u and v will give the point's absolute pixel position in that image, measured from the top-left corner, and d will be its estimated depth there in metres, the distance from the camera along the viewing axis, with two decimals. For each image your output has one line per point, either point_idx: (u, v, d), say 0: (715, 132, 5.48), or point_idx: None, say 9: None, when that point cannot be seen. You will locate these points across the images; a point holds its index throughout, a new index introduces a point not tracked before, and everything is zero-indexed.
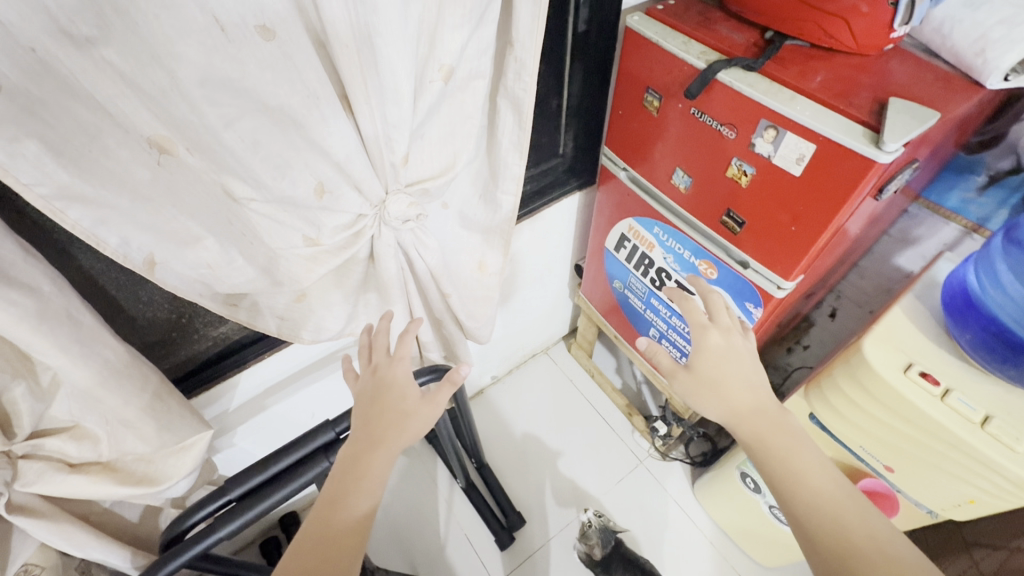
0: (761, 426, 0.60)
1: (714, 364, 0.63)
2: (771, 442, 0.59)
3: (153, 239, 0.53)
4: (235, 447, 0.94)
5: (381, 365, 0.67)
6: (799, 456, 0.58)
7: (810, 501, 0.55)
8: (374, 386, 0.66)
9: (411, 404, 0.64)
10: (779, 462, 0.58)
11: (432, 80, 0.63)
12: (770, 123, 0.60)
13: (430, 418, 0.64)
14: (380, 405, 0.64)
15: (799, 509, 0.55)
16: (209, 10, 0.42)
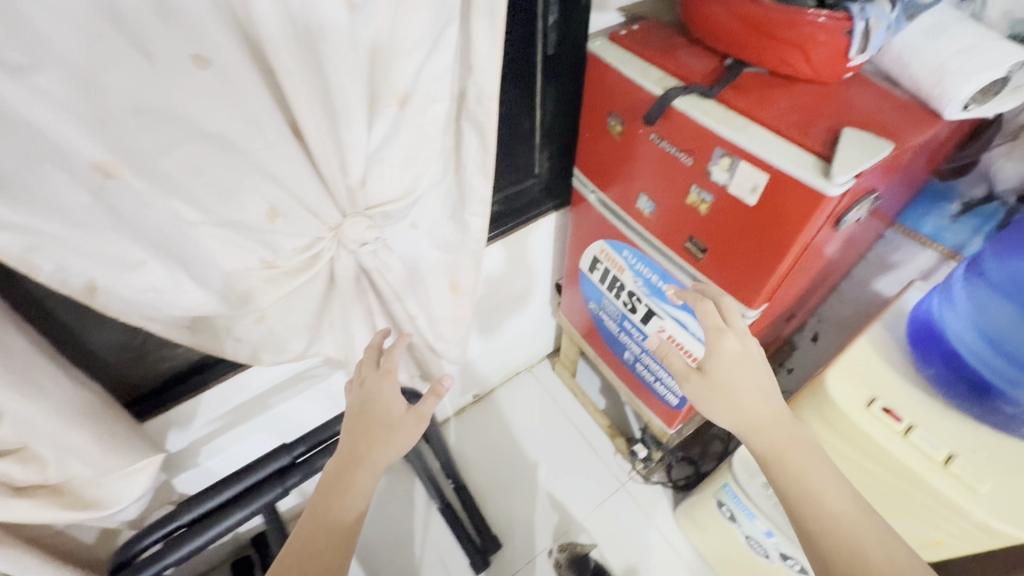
0: (772, 440, 0.58)
1: (726, 370, 0.60)
2: (783, 456, 0.57)
3: (93, 264, 0.53)
4: (200, 467, 0.93)
5: (370, 378, 0.69)
6: (814, 474, 0.56)
7: (825, 524, 0.53)
8: (363, 398, 0.68)
9: (399, 415, 0.66)
10: (792, 473, 0.56)
11: (385, 105, 0.63)
12: (725, 151, 0.59)
13: (416, 431, 0.66)
14: (366, 417, 0.66)
15: (815, 531, 0.54)
16: (135, 41, 0.42)
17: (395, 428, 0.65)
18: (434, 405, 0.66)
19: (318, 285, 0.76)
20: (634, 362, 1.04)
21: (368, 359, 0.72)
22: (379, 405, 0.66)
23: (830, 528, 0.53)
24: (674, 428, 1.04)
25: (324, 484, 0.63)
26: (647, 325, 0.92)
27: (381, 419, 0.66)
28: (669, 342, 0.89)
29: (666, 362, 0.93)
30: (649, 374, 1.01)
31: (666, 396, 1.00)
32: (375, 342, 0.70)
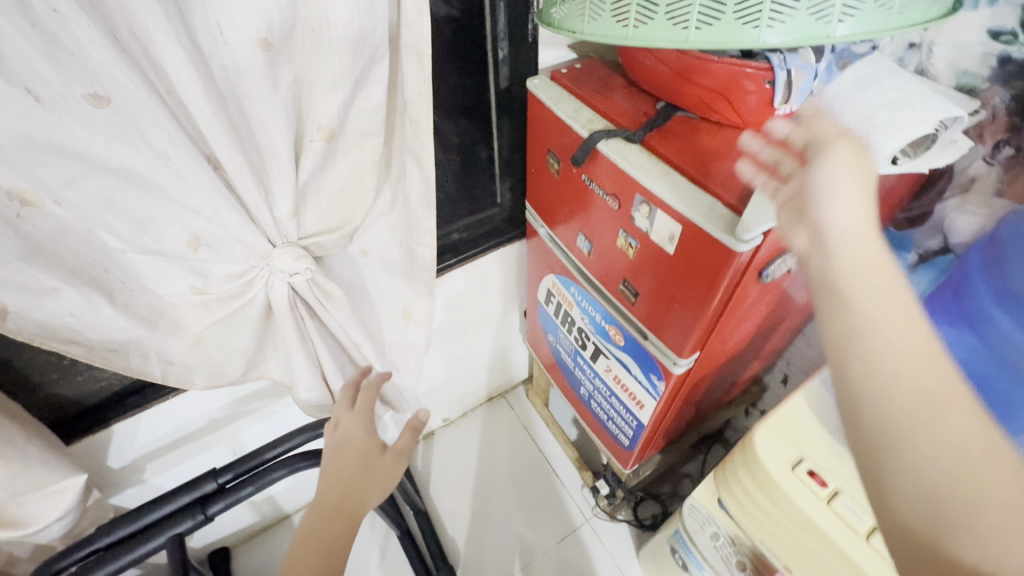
0: (893, 350, 0.33)
1: (850, 256, 0.37)
2: (890, 371, 0.32)
3: (3, 290, 0.55)
4: (149, 483, 0.93)
5: (346, 419, 0.70)
6: (943, 448, 0.29)
7: (935, 508, 0.29)
8: (339, 439, 0.68)
9: (380, 455, 0.67)
10: (894, 343, 0.33)
11: (312, 139, 0.63)
12: (644, 199, 0.58)
13: (397, 470, 0.68)
14: (346, 458, 0.66)
15: (903, 510, 0.30)
16: (22, 82, 0.44)
17: (376, 467, 0.66)
18: (414, 442, 0.69)
19: (255, 312, 0.75)
20: (589, 398, 1.02)
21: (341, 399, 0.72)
22: (358, 445, 0.67)
23: (937, 520, 0.29)
24: (628, 468, 1.01)
25: (301, 530, 0.61)
26: (596, 362, 0.90)
27: (361, 459, 0.67)
28: (616, 382, 0.87)
29: (615, 401, 0.91)
30: (603, 412, 0.99)
31: (618, 435, 0.98)
32: (354, 381, 0.69)
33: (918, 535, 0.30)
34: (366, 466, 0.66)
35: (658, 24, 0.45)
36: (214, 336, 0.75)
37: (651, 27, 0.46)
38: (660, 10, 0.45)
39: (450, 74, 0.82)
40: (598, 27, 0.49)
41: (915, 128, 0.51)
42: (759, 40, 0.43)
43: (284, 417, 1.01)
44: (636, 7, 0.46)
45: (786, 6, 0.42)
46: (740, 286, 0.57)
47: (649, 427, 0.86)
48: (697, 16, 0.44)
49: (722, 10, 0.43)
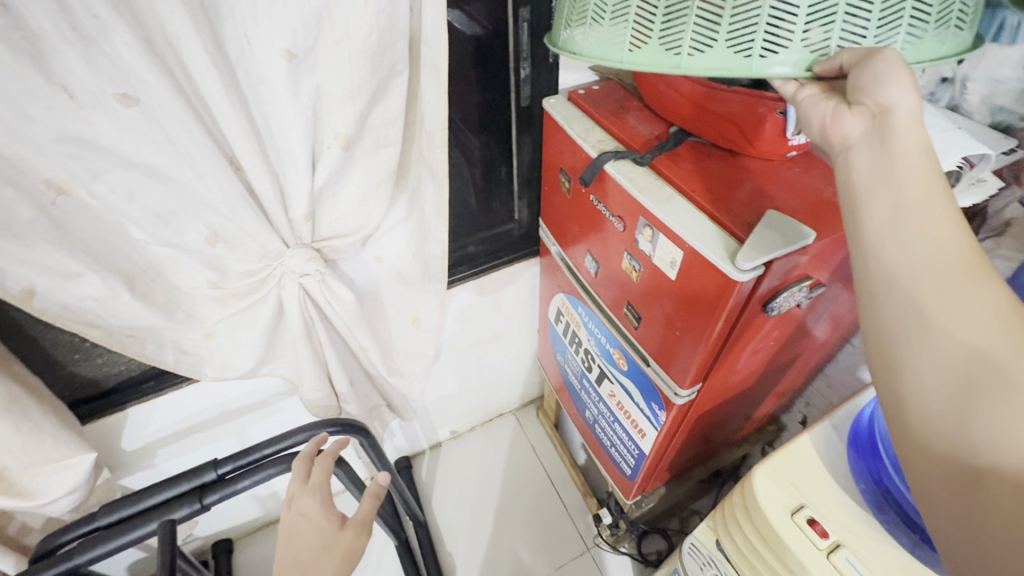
0: (933, 233, 0.36)
1: (901, 147, 0.39)
2: (926, 252, 0.35)
3: (32, 272, 0.59)
4: (156, 469, 0.96)
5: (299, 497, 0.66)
6: (975, 320, 0.32)
7: (961, 378, 0.31)
8: (292, 521, 0.65)
9: (334, 535, 0.63)
10: (934, 228, 0.36)
11: (328, 147, 0.66)
12: (647, 222, 0.58)
13: (355, 548, 0.64)
14: (297, 547, 0.62)
15: (928, 372, 0.33)
16: (59, 81, 0.48)
17: (330, 550, 0.62)
18: (375, 510, 0.67)
19: (267, 310, 0.77)
20: (593, 422, 1.00)
21: (297, 472, 0.69)
22: (309, 529, 0.63)
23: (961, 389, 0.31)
24: (630, 499, 0.98)
25: None
26: (601, 385, 0.88)
27: (314, 542, 0.63)
28: (619, 408, 0.85)
29: (618, 427, 0.89)
30: (606, 438, 0.96)
31: (620, 463, 0.95)
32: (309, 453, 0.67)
33: (941, 393, 0.32)
34: (326, 543, 0.63)
35: (653, 48, 0.45)
36: (226, 330, 0.78)
37: (644, 49, 0.45)
38: (655, 33, 0.44)
39: (472, 92, 0.84)
40: (595, 45, 0.49)
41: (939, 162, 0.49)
42: (750, 70, 0.42)
43: (291, 415, 1.03)
44: (632, 28, 0.45)
45: (779, 38, 0.41)
46: (744, 315, 0.56)
47: (650, 458, 0.84)
48: (689, 42, 0.43)
49: (715, 37, 0.42)
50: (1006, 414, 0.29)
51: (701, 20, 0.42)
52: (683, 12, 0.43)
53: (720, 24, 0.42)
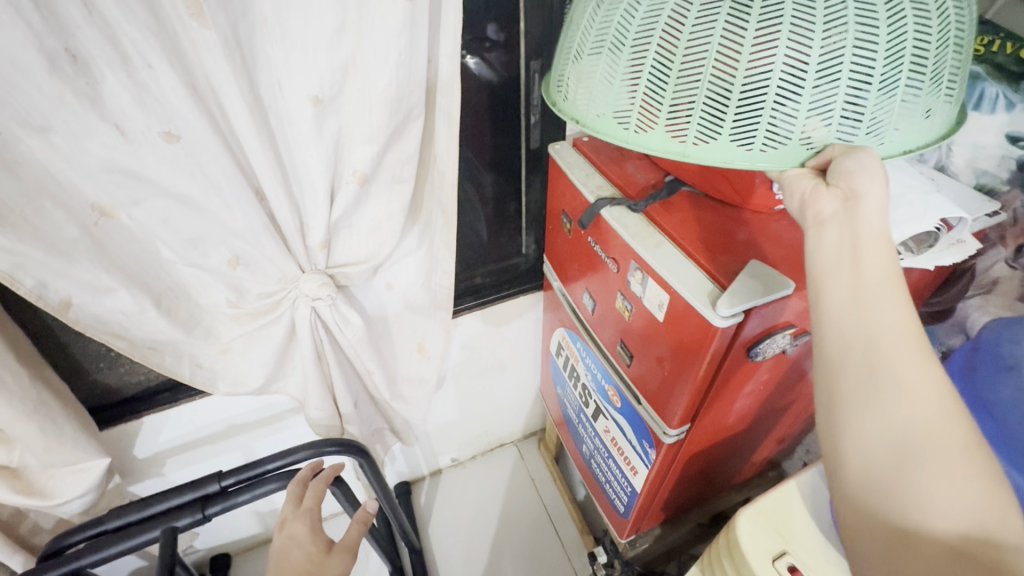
0: (888, 313, 0.40)
1: (866, 230, 0.43)
2: (880, 330, 0.40)
3: (70, 285, 0.64)
4: (163, 478, 0.99)
5: (289, 520, 0.70)
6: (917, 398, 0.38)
7: (897, 448, 0.37)
8: (281, 545, 0.68)
9: (318, 559, 0.66)
10: (889, 308, 0.40)
11: (347, 182, 0.71)
12: (638, 266, 0.61)
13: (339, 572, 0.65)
14: (282, 568, 0.65)
15: (871, 442, 0.38)
16: (112, 120, 0.54)
17: (314, 572, 0.64)
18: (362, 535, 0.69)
19: (280, 330, 0.82)
20: (590, 457, 1.00)
21: (292, 497, 0.75)
22: (295, 551, 0.66)
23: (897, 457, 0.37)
24: (622, 537, 0.97)
25: None
26: (597, 421, 0.90)
27: (300, 565, 0.65)
28: (613, 445, 0.86)
29: (612, 464, 0.90)
30: (601, 473, 0.97)
31: (614, 500, 0.96)
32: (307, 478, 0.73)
33: (879, 463, 0.37)
34: (314, 565, 0.65)
35: (659, 133, 0.44)
36: (241, 347, 0.82)
37: (649, 133, 0.44)
38: (660, 118, 0.44)
39: (486, 134, 0.90)
40: (598, 120, 0.48)
41: (912, 226, 0.52)
42: (753, 164, 0.42)
43: (296, 433, 1.06)
44: (637, 111, 0.45)
45: (781, 134, 0.42)
46: (729, 359, 0.58)
47: (641, 496, 0.84)
48: (695, 132, 0.43)
49: (719, 130, 0.42)
50: (933, 485, 0.35)
51: (705, 111, 0.42)
52: (689, 102, 0.42)
53: (725, 118, 0.42)
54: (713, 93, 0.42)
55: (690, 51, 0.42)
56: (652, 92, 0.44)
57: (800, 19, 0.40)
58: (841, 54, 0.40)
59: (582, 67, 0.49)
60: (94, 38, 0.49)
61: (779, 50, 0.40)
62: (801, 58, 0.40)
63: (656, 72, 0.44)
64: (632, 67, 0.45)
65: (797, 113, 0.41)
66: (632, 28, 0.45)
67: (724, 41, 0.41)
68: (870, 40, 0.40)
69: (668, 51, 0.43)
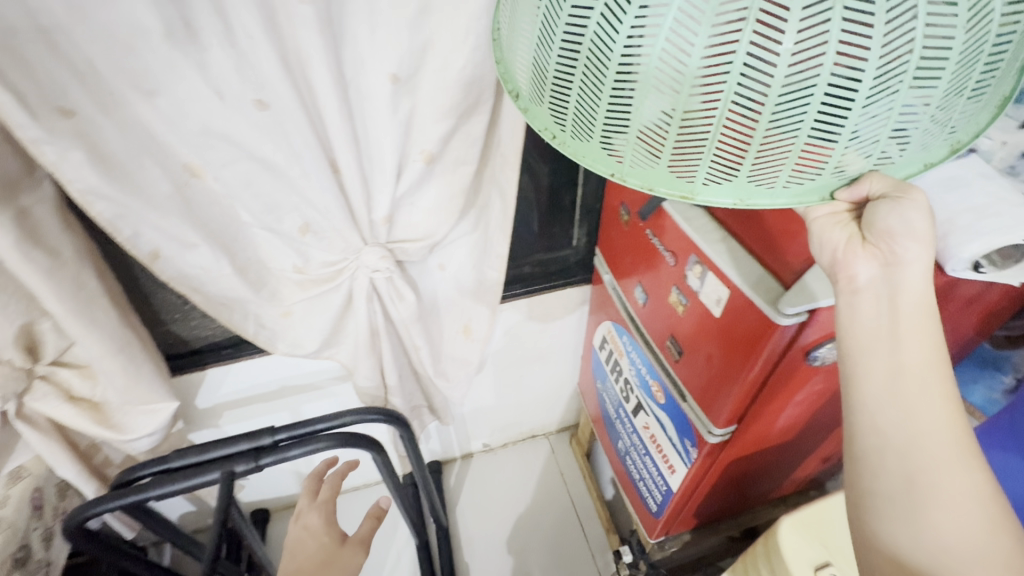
0: (924, 400, 0.45)
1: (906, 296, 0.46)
2: (912, 417, 0.45)
3: (160, 238, 0.70)
4: (218, 428, 1.06)
5: (304, 511, 0.71)
6: (947, 497, 0.44)
7: (926, 540, 0.44)
8: (296, 536, 0.69)
9: (333, 549, 0.67)
10: (923, 396, 0.45)
11: (414, 160, 0.74)
12: (698, 260, 0.61)
13: (354, 562, 0.66)
14: (297, 559, 0.66)
15: (904, 532, 0.45)
16: (212, 86, 0.58)
17: (329, 562, 0.65)
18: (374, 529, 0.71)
19: (338, 298, 0.86)
20: (625, 454, 1.00)
21: (308, 489, 0.75)
22: (310, 540, 0.67)
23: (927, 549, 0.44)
24: (651, 537, 0.97)
25: None
26: (636, 417, 0.90)
27: (315, 556, 0.66)
28: (651, 442, 0.86)
29: (648, 461, 0.90)
30: (635, 471, 0.97)
31: (647, 499, 0.95)
32: (319, 471, 0.74)
33: (911, 549, 0.44)
34: (326, 557, 0.65)
35: (659, 174, 0.36)
36: (301, 311, 0.87)
37: (648, 170, 0.36)
38: (661, 159, 0.35)
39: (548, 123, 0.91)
40: (578, 144, 0.39)
41: (1000, 236, 0.49)
42: (772, 206, 0.36)
43: (342, 400, 1.11)
44: (629, 145, 0.36)
45: (810, 172, 0.35)
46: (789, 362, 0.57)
47: (677, 496, 0.84)
48: (706, 173, 0.35)
49: (735, 171, 0.34)
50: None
51: (718, 155, 0.34)
52: (702, 141, 0.33)
53: (744, 161, 0.34)
54: (732, 130, 0.33)
55: (707, 77, 0.31)
56: (650, 126, 0.34)
57: (858, 17, 0.30)
58: (900, 67, 0.31)
59: (551, 70, 0.38)
60: (205, 9, 0.53)
61: (823, 69, 0.30)
62: (855, 78, 0.30)
63: (658, 106, 0.33)
64: (621, 98, 0.34)
65: (833, 148, 0.33)
66: (627, 27, 0.32)
67: (751, 61, 0.30)
68: (941, 45, 0.31)
69: (674, 71, 0.32)
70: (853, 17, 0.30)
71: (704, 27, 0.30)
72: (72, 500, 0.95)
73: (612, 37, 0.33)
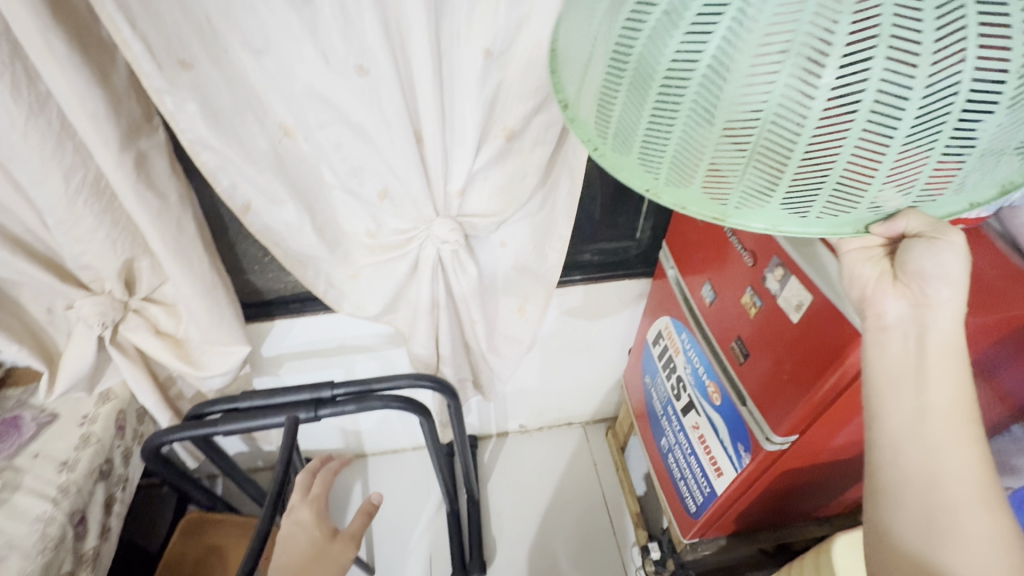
0: (948, 444, 0.46)
1: (935, 338, 0.47)
2: (935, 458, 0.46)
3: (252, 192, 0.74)
4: (278, 377, 1.13)
5: (298, 508, 0.74)
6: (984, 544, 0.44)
7: None
8: (288, 531, 0.72)
9: (326, 544, 0.70)
10: (947, 439, 0.46)
11: (494, 137, 0.75)
12: (781, 262, 0.60)
13: (345, 555, 0.70)
14: (292, 557, 0.68)
15: None
16: (318, 49, 0.61)
17: (323, 557, 0.69)
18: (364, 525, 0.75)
19: (404, 265, 0.88)
20: (667, 452, 1.00)
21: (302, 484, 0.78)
22: (304, 536, 0.70)
23: None
24: (685, 537, 0.96)
25: None
26: (686, 416, 0.89)
27: (308, 552, 0.69)
28: (699, 442, 0.85)
29: (692, 461, 0.89)
30: (677, 469, 0.96)
31: (686, 499, 0.94)
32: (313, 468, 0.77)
33: None
34: (317, 551, 0.69)
35: (695, 191, 0.38)
36: (369, 275, 0.90)
37: (681, 191, 0.38)
38: (695, 178, 0.37)
39: None
40: (619, 156, 0.41)
41: None
42: (800, 232, 0.38)
43: (394, 364, 1.15)
44: (664, 163, 0.37)
45: (846, 203, 0.35)
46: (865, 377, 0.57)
47: (720, 500, 0.83)
48: (739, 198, 0.36)
49: (766, 199, 0.36)
50: None
51: (754, 180, 0.35)
52: (734, 170, 0.35)
53: (776, 188, 0.35)
54: (765, 159, 0.33)
55: (738, 112, 0.32)
56: (682, 151, 0.36)
57: (904, 52, 0.29)
58: (947, 102, 0.30)
59: (597, 82, 0.39)
60: None
61: (863, 105, 0.30)
62: (896, 110, 0.30)
63: (695, 131, 0.34)
64: (661, 121, 0.35)
65: (869, 180, 0.34)
66: (666, 50, 0.33)
67: (786, 97, 0.30)
68: (994, 80, 0.30)
69: (710, 102, 0.32)
70: (899, 53, 0.29)
71: (742, 60, 0.31)
72: (149, 425, 1.03)
73: (656, 60, 0.34)
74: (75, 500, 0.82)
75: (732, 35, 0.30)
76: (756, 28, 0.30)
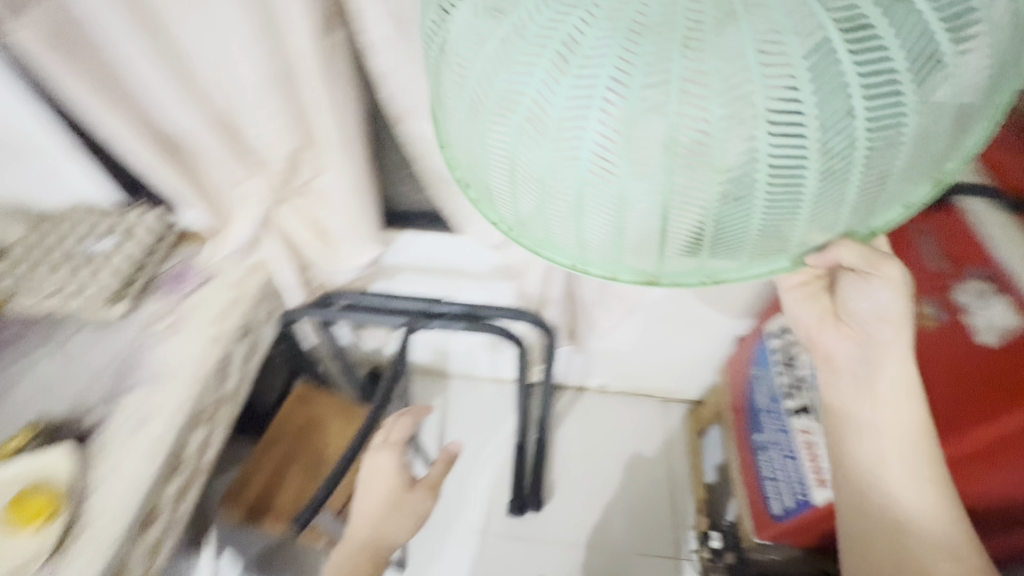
0: (888, 438, 0.63)
1: (874, 346, 0.64)
2: (879, 448, 0.64)
3: (413, 100, 0.76)
4: (392, 285, 1.20)
5: (377, 452, 0.81)
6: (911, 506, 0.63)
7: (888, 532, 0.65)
8: (367, 476, 0.79)
9: (405, 492, 0.77)
10: (887, 431, 0.63)
11: None
12: None
13: (423, 503, 0.77)
14: (373, 503, 0.77)
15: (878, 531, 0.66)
16: None
17: (399, 505, 0.76)
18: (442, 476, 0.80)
19: None
20: (759, 448, 0.94)
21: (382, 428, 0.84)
22: (382, 483, 0.78)
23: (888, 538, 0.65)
24: (757, 535, 0.92)
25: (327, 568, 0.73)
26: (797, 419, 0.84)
27: (387, 502, 0.77)
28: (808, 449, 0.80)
29: (791, 465, 0.84)
30: (767, 468, 0.91)
31: (770, 500, 0.89)
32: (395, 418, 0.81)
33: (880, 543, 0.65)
34: (395, 500, 0.77)
35: (620, 266, 0.39)
36: None
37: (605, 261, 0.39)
38: (618, 254, 0.38)
39: None
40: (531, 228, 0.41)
41: None
42: (739, 281, 0.39)
43: (497, 297, 1.18)
44: (583, 237, 0.38)
45: (776, 248, 0.38)
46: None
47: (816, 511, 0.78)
48: (668, 265, 0.38)
49: (697, 254, 0.37)
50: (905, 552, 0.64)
51: (676, 249, 0.37)
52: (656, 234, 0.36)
53: (699, 252, 0.37)
54: (678, 231, 0.36)
55: (640, 180, 0.33)
56: (607, 230, 0.36)
57: (789, 115, 0.31)
58: (839, 150, 0.33)
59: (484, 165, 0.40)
60: None
61: (758, 178, 0.33)
62: (796, 172, 0.33)
63: (600, 220, 0.36)
64: (563, 215, 0.37)
65: (796, 223, 0.36)
66: (540, 148, 0.34)
67: (671, 165, 0.32)
68: (889, 102, 0.32)
69: (608, 187, 0.33)
70: (781, 125, 0.31)
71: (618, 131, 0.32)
72: None
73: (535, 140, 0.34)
74: (223, 348, 0.95)
75: (595, 113, 0.32)
76: (622, 112, 0.32)
